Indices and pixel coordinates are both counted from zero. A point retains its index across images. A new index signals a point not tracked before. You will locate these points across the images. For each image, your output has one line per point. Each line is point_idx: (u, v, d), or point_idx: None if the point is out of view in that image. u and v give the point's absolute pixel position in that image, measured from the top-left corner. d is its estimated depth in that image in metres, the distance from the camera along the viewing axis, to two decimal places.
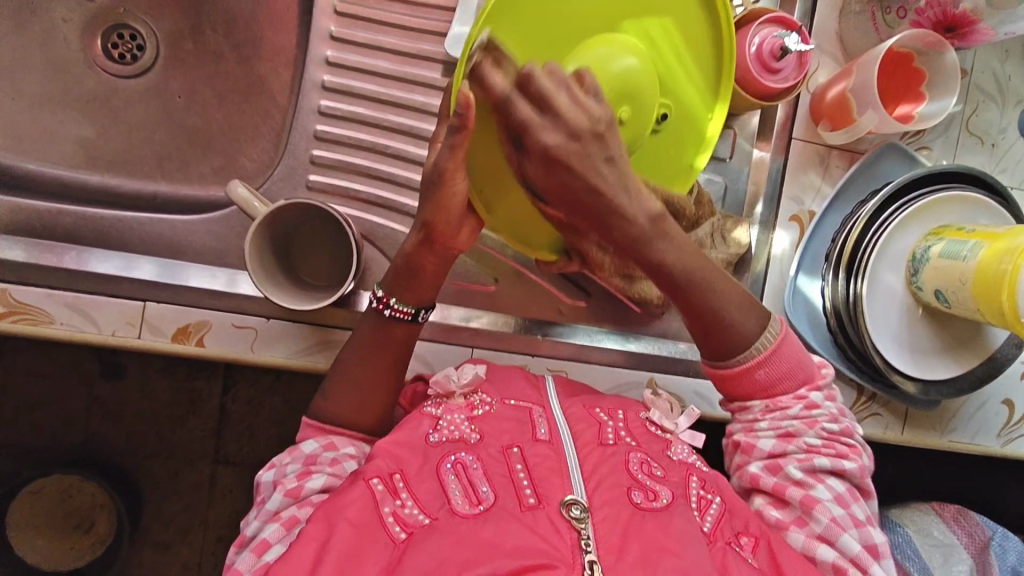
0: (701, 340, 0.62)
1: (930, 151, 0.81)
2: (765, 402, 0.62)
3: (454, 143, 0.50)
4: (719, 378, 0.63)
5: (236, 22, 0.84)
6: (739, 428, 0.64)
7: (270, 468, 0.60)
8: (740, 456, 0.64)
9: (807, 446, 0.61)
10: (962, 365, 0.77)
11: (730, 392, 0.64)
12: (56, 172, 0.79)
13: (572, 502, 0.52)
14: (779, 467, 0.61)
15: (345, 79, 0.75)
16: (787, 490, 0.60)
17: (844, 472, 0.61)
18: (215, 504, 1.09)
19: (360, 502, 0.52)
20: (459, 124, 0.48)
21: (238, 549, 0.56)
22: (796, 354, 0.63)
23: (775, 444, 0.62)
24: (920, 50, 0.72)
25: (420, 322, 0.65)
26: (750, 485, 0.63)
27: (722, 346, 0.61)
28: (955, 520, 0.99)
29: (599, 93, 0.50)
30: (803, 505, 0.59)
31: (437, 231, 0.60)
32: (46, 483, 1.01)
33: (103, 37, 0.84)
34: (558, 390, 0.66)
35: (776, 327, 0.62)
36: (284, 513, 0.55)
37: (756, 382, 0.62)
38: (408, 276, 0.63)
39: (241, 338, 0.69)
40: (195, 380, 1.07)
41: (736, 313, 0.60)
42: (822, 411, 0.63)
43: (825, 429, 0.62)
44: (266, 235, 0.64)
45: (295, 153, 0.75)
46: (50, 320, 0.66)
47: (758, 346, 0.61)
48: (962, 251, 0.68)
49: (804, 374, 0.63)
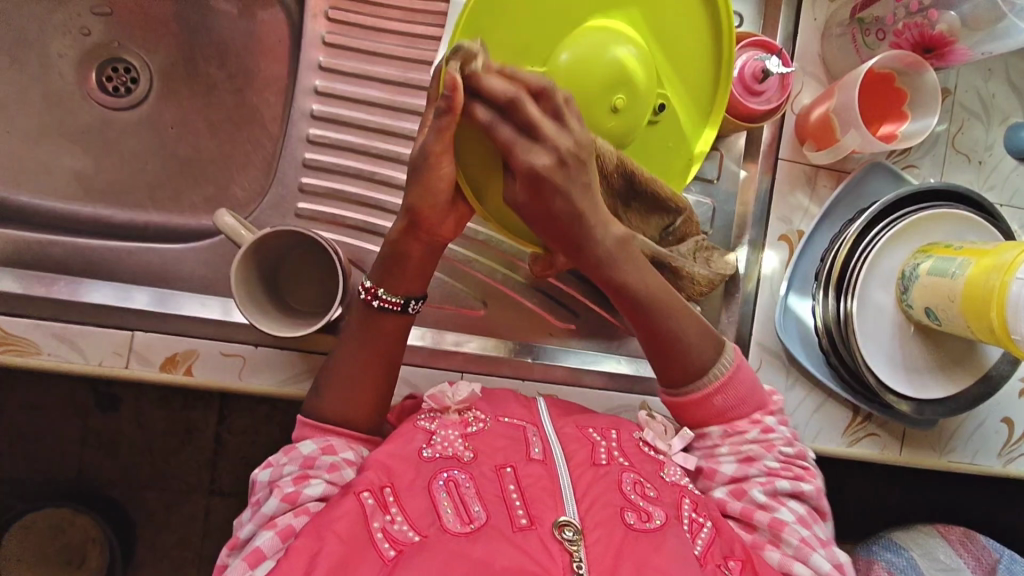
0: (658, 368, 0.64)
1: (917, 169, 0.81)
2: (721, 427, 0.63)
3: (440, 125, 0.50)
4: (676, 408, 0.65)
5: (229, 54, 0.85)
6: (699, 454, 0.64)
7: (265, 468, 0.59)
8: (700, 481, 0.64)
9: (767, 469, 0.61)
10: (957, 384, 0.76)
11: (686, 420, 0.65)
12: (50, 205, 0.80)
13: (566, 523, 0.51)
14: (743, 490, 0.61)
15: (334, 108, 0.76)
16: (754, 514, 0.59)
17: (802, 494, 0.61)
18: (210, 536, 1.08)
19: (348, 516, 0.51)
20: (445, 106, 0.48)
21: (231, 551, 0.56)
22: (748, 379, 0.64)
23: (736, 468, 0.62)
24: (899, 70, 0.73)
25: (410, 313, 0.64)
26: (716, 511, 0.62)
27: (678, 373, 0.63)
28: (961, 543, 0.96)
29: (548, 174, 0.51)
30: (771, 528, 0.58)
31: (420, 215, 0.59)
32: (38, 517, 0.98)
33: (98, 70, 0.85)
34: (549, 409, 0.65)
35: (730, 355, 0.64)
36: (279, 520, 0.54)
37: (712, 409, 0.63)
38: (394, 265, 0.62)
39: (229, 366, 0.69)
40: (190, 410, 1.06)
41: (695, 337, 0.63)
42: (778, 435, 0.63)
43: (782, 452, 0.62)
44: (253, 263, 0.65)
45: (284, 181, 0.76)
46: (38, 351, 0.66)
47: (715, 372, 0.63)
48: (950, 268, 0.68)
49: (757, 399, 0.64)
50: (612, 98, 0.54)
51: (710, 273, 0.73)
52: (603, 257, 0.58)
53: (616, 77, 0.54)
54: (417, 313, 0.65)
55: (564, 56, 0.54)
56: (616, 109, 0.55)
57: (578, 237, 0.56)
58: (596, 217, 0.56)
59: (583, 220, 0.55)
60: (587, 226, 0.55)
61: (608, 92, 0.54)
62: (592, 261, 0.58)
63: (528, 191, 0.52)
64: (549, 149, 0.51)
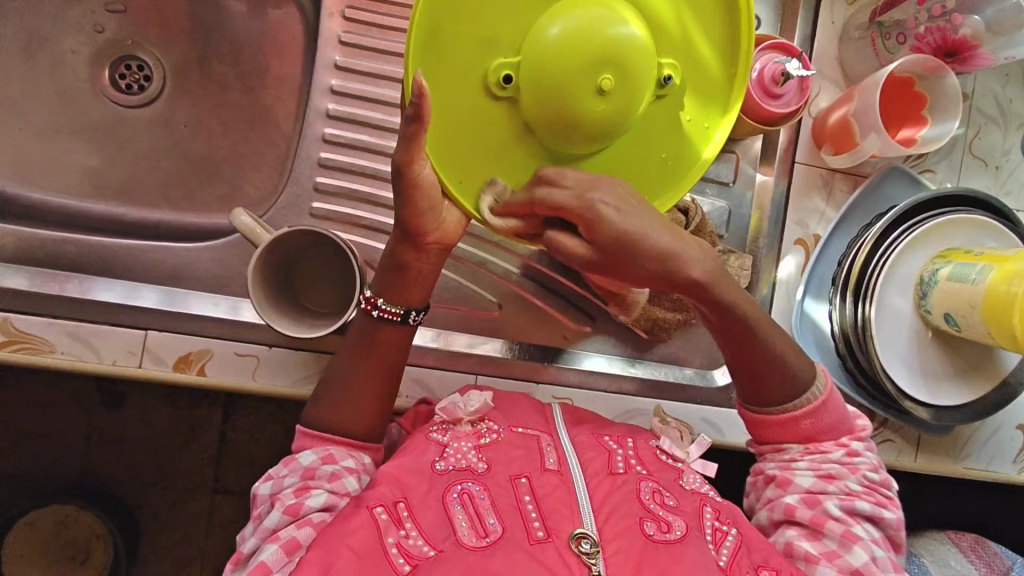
0: (748, 391, 0.65)
1: (933, 174, 0.81)
2: (801, 444, 0.63)
3: (410, 135, 0.49)
4: (761, 426, 0.65)
5: (242, 52, 0.85)
6: (773, 464, 0.64)
7: (266, 480, 0.58)
8: (772, 490, 0.64)
9: (847, 488, 0.61)
10: (975, 391, 0.75)
11: (764, 437, 0.65)
12: (61, 201, 0.80)
13: (582, 536, 0.50)
14: (817, 501, 0.60)
15: (350, 107, 0.76)
16: (826, 523, 0.59)
17: (880, 519, 0.61)
18: (214, 535, 1.07)
19: (361, 530, 0.50)
20: (414, 115, 0.47)
21: (237, 567, 0.55)
22: (840, 405, 0.64)
23: (814, 481, 0.61)
24: (921, 75, 0.73)
25: (410, 325, 0.63)
26: (782, 517, 0.62)
27: (772, 396, 0.64)
28: (972, 550, 0.96)
29: (607, 216, 0.53)
30: (842, 539, 0.58)
31: (410, 226, 0.58)
32: (43, 514, 0.98)
33: (110, 67, 0.84)
34: (565, 418, 0.65)
35: (823, 380, 0.65)
36: (283, 533, 0.53)
37: (800, 432, 0.64)
38: (395, 276, 0.61)
39: (243, 365, 0.68)
40: (196, 409, 1.06)
41: (792, 358, 0.64)
42: (863, 459, 0.63)
43: (866, 477, 0.62)
44: (268, 263, 0.64)
45: (299, 180, 0.75)
46: (51, 349, 0.65)
47: (809, 395, 0.64)
48: (970, 274, 0.67)
49: (847, 425, 0.64)
50: (598, 78, 0.49)
51: None
52: (696, 293, 0.58)
53: (603, 52, 0.49)
54: (420, 324, 0.65)
55: (552, 30, 0.49)
56: (602, 91, 0.49)
57: (660, 271, 0.56)
58: (675, 256, 0.56)
59: (661, 254, 0.55)
60: (666, 260, 0.55)
61: (593, 70, 0.49)
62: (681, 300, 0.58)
63: (591, 243, 0.54)
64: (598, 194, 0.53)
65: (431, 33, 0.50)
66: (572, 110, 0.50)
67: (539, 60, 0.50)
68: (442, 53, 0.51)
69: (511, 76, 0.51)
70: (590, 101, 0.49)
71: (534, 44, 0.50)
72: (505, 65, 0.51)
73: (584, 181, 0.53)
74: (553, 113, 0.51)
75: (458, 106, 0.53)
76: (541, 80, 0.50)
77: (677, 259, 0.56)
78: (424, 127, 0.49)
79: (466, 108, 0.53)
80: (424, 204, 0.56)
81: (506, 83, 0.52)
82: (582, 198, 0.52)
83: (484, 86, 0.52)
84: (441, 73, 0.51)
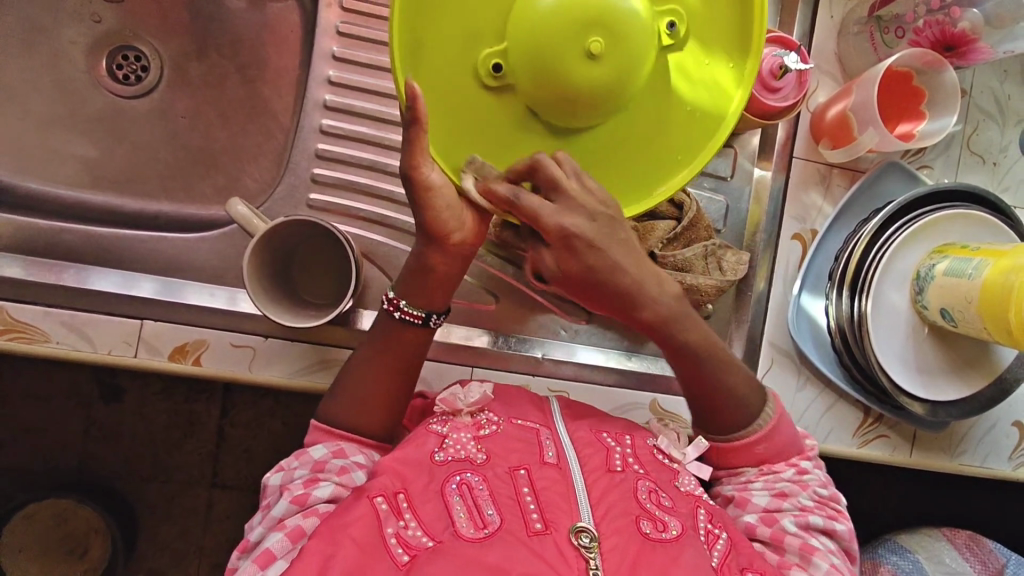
0: (704, 417, 0.65)
1: (931, 170, 0.81)
2: (755, 467, 0.64)
3: (410, 137, 0.51)
4: (718, 453, 0.65)
5: (241, 44, 0.85)
6: (730, 487, 0.64)
7: (276, 472, 0.59)
8: (731, 509, 0.63)
9: (801, 504, 0.61)
10: (971, 386, 0.76)
11: (721, 461, 0.65)
12: (58, 192, 0.80)
13: (582, 529, 0.50)
14: (775, 518, 0.60)
15: (348, 98, 0.76)
16: (785, 538, 0.59)
17: (835, 532, 0.61)
18: (211, 529, 1.07)
19: (363, 520, 0.50)
20: (411, 117, 0.49)
21: (242, 555, 0.55)
22: (790, 427, 0.65)
23: (770, 500, 0.61)
24: (919, 69, 0.73)
25: (431, 327, 0.63)
26: (744, 536, 0.62)
27: (724, 420, 0.64)
28: (968, 547, 0.96)
29: (580, 235, 0.55)
30: (802, 552, 0.58)
31: (432, 227, 0.58)
32: (41, 507, 0.98)
33: (108, 58, 0.84)
34: (562, 412, 0.65)
35: (774, 404, 0.65)
36: (289, 521, 0.53)
37: (755, 456, 0.64)
38: (419, 279, 0.61)
39: (239, 356, 0.68)
40: (193, 402, 1.06)
41: (742, 385, 0.64)
42: (812, 476, 0.64)
43: (817, 492, 0.63)
44: (266, 253, 0.64)
45: (296, 172, 0.75)
46: (47, 339, 0.65)
47: (760, 422, 0.64)
48: (967, 268, 0.67)
49: (797, 445, 0.65)
50: (587, 42, 0.51)
51: (718, 280, 0.73)
52: (662, 314, 0.60)
53: (591, 16, 0.50)
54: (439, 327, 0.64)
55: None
56: (592, 54, 0.51)
57: (627, 291, 0.58)
58: (640, 274, 0.58)
59: (626, 275, 0.58)
60: (632, 281, 0.58)
61: (582, 35, 0.51)
62: (648, 320, 0.60)
63: (561, 261, 0.57)
64: (583, 212, 0.55)
65: (420, 38, 0.53)
66: (566, 76, 0.52)
67: (532, 30, 0.52)
68: (433, 55, 0.54)
69: (502, 63, 0.54)
70: (581, 67, 0.51)
71: (517, 25, 0.53)
72: (496, 54, 0.54)
73: (582, 198, 0.54)
74: (550, 85, 0.53)
75: (459, 108, 0.56)
76: (534, 59, 0.52)
77: (643, 282, 0.59)
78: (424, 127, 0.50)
79: (470, 100, 0.56)
80: (444, 204, 0.56)
81: (499, 72, 0.55)
82: (560, 221, 0.54)
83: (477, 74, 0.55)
84: (438, 76, 0.55)
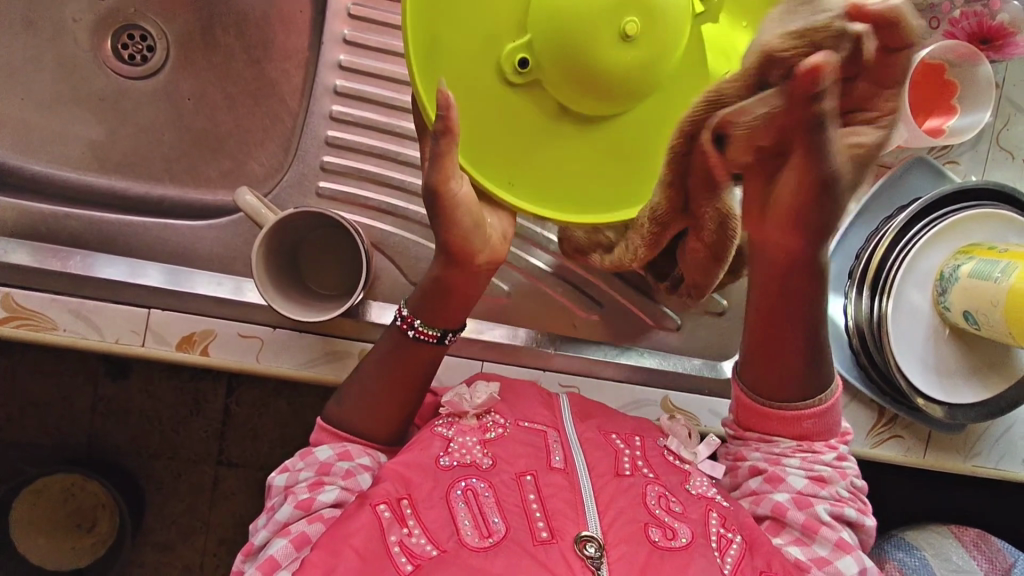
0: (763, 384, 0.60)
1: (957, 165, 0.78)
2: (794, 440, 0.61)
3: (438, 151, 0.47)
4: (758, 414, 0.61)
5: (248, 24, 0.82)
6: (760, 454, 0.62)
7: (281, 472, 0.58)
8: (759, 483, 0.62)
9: (837, 494, 0.60)
10: (990, 390, 0.74)
11: (754, 425, 0.62)
12: (63, 174, 0.78)
13: (587, 539, 0.50)
14: (808, 502, 0.59)
15: (357, 84, 0.74)
16: (819, 528, 0.58)
17: (863, 527, 0.60)
18: (218, 506, 1.07)
19: (365, 530, 0.50)
20: (442, 129, 0.45)
21: (247, 558, 0.55)
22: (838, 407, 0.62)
23: (806, 483, 0.60)
24: (953, 62, 0.70)
25: (446, 345, 0.62)
26: (768, 512, 0.60)
27: (774, 393, 0.60)
28: (975, 546, 0.95)
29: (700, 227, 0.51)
30: (835, 546, 0.57)
31: (458, 250, 0.55)
32: (51, 481, 0.98)
33: (113, 37, 0.82)
34: (573, 412, 0.63)
35: (833, 378, 0.61)
36: (294, 527, 0.53)
37: (798, 429, 0.61)
38: (438, 298, 0.59)
39: (246, 347, 0.67)
40: (200, 383, 1.06)
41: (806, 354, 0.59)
42: (849, 465, 0.62)
43: (851, 482, 0.61)
44: (273, 245, 0.63)
45: (305, 159, 0.73)
46: (53, 326, 0.64)
47: (821, 397, 0.60)
48: (993, 271, 0.65)
49: (838, 427, 0.63)
50: (621, 22, 0.47)
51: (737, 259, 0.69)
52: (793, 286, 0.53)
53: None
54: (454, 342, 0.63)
55: None
56: (626, 36, 0.48)
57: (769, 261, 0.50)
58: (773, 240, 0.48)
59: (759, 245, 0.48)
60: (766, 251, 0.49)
61: (614, 16, 0.47)
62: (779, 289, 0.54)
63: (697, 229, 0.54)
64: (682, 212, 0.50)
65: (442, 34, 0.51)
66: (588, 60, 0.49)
67: (553, 18, 0.49)
68: (456, 55, 0.51)
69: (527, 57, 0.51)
70: (611, 48, 0.48)
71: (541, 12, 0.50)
72: (520, 48, 0.51)
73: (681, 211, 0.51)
74: (569, 72, 0.50)
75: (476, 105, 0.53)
76: (560, 48, 0.49)
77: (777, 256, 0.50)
78: (456, 139, 0.46)
79: (485, 94, 0.53)
80: (466, 220, 0.52)
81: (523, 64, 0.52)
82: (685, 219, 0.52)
83: (501, 70, 0.52)
84: (455, 70, 0.51)
